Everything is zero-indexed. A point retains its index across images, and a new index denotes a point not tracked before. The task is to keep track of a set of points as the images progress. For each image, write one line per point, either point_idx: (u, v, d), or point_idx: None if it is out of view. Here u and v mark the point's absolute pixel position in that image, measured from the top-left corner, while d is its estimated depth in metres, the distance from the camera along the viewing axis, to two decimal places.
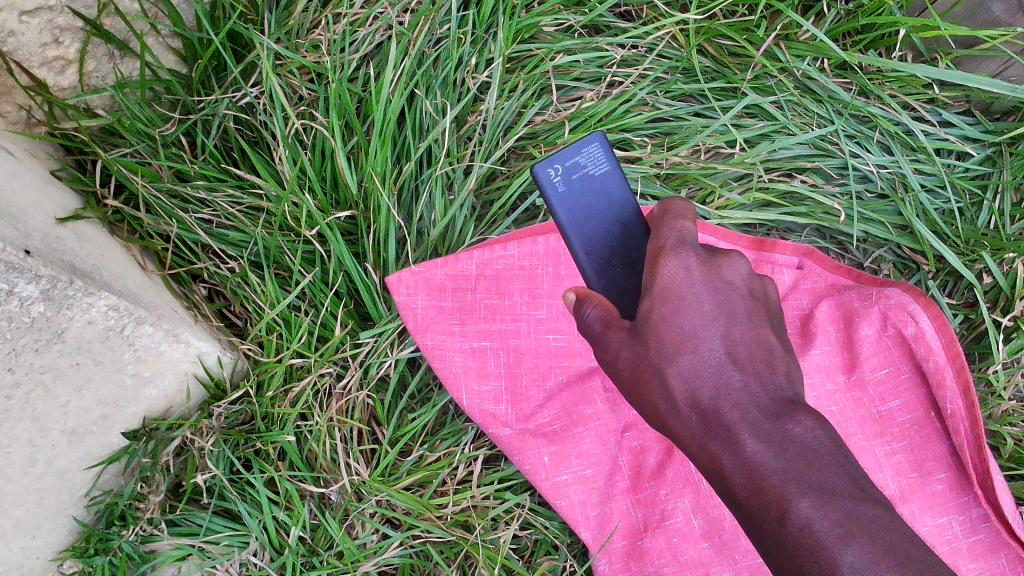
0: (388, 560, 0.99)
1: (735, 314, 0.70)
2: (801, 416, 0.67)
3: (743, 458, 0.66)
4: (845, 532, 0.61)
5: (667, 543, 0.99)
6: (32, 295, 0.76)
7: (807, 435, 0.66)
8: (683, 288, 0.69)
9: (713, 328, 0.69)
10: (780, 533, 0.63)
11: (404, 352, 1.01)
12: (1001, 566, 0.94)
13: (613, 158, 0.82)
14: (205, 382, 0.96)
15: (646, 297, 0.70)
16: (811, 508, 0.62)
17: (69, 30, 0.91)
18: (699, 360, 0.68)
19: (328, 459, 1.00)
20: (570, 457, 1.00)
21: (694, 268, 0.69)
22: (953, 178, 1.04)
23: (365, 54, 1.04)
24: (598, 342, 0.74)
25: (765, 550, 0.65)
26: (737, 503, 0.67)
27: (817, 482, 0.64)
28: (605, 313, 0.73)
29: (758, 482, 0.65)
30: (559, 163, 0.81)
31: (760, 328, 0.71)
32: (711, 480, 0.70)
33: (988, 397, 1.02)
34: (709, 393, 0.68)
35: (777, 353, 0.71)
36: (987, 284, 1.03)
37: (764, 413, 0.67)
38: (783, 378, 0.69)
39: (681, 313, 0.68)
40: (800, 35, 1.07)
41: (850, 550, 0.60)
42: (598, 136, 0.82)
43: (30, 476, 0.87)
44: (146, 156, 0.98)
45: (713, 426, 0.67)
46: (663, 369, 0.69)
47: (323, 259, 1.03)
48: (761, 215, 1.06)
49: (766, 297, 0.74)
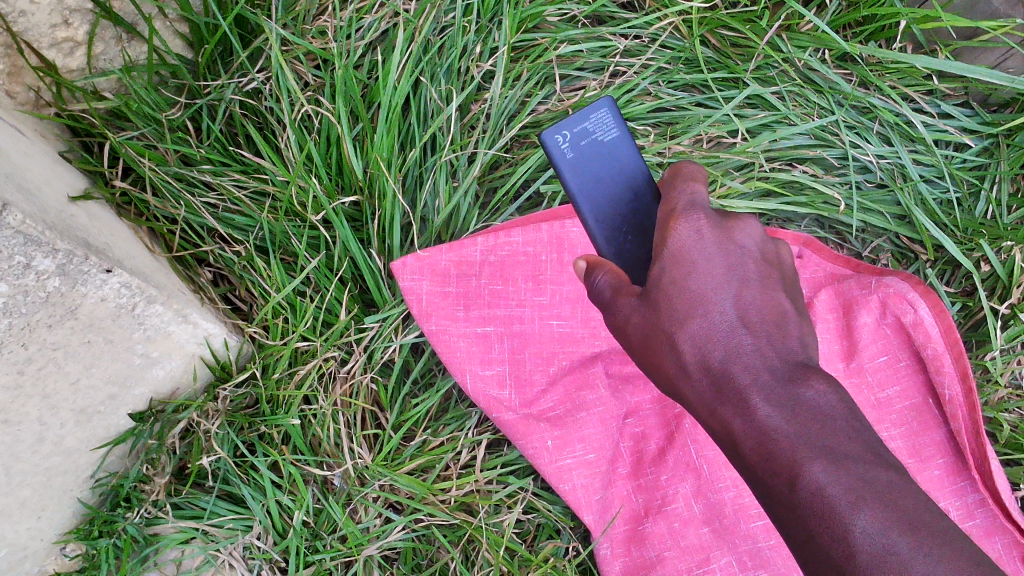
0: (392, 544, 1.00)
1: (746, 278, 0.72)
2: (814, 381, 0.68)
3: (755, 422, 0.68)
4: (858, 498, 0.62)
5: (668, 527, 1.00)
6: (49, 269, 0.76)
7: (821, 400, 0.67)
8: (695, 252, 0.70)
9: (724, 292, 0.71)
10: (793, 498, 0.64)
11: (408, 337, 1.02)
12: (998, 551, 0.95)
13: (622, 124, 0.83)
14: (211, 365, 0.98)
15: (657, 261, 0.71)
16: (823, 473, 0.63)
17: (79, 11, 0.91)
18: (709, 323, 0.70)
19: (332, 443, 1.01)
20: (574, 441, 1.00)
21: (705, 231, 0.71)
22: (951, 169, 1.06)
23: (371, 40, 1.05)
24: (609, 309, 0.76)
25: (776, 515, 0.67)
26: (749, 469, 0.69)
27: (830, 447, 0.65)
28: (615, 279, 0.75)
29: (768, 447, 0.67)
30: (567, 129, 0.81)
31: (771, 292, 0.72)
32: (721, 445, 0.72)
33: (986, 384, 1.04)
34: (721, 356, 0.69)
35: (789, 318, 0.72)
36: (985, 272, 1.05)
37: (775, 377, 0.69)
38: (795, 343, 0.71)
39: (692, 276, 0.70)
40: (802, 26, 1.08)
41: (862, 515, 0.61)
42: (606, 101, 0.83)
43: (39, 456, 0.87)
44: (153, 140, 0.99)
45: (724, 391, 0.69)
46: (674, 334, 0.70)
47: (328, 245, 1.03)
48: (762, 205, 1.07)
49: (780, 263, 0.76)
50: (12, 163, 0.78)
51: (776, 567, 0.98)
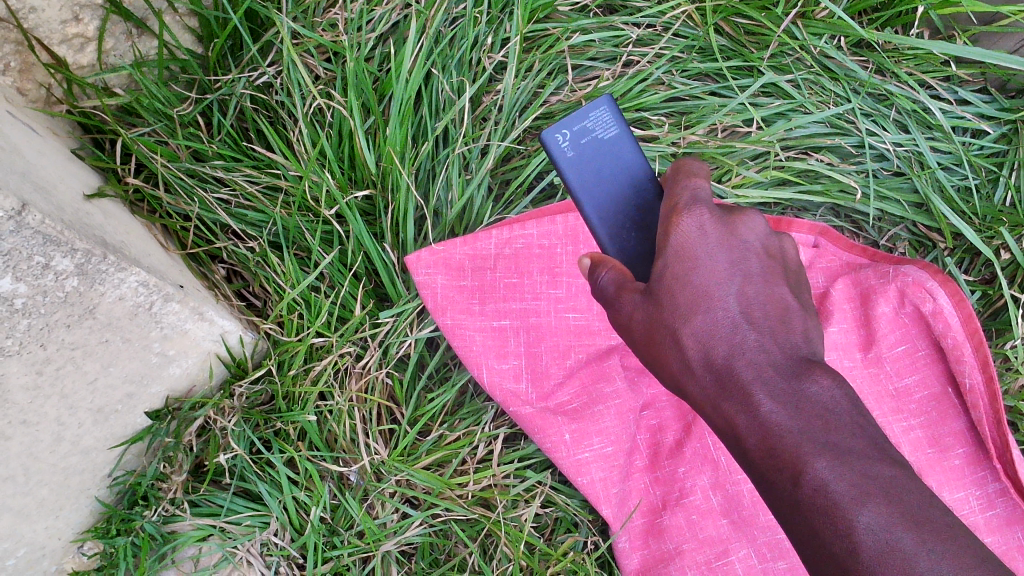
0: (410, 539, 1.00)
1: (750, 273, 0.71)
2: (818, 375, 0.68)
3: (758, 417, 0.67)
4: (861, 493, 0.61)
5: (686, 520, 1.00)
6: (67, 269, 0.76)
7: (824, 394, 0.67)
8: (697, 247, 0.70)
9: (727, 288, 0.70)
10: (795, 493, 0.64)
11: (423, 332, 1.01)
12: (1019, 540, 0.95)
13: (622, 122, 0.83)
14: (226, 362, 0.97)
15: (660, 257, 0.71)
16: (827, 468, 0.63)
17: (90, 7, 0.90)
18: (712, 319, 0.70)
19: (349, 439, 1.00)
20: (591, 435, 1.00)
21: (708, 226, 0.70)
22: (970, 155, 1.05)
23: (382, 33, 1.04)
24: (613, 306, 0.75)
25: (780, 511, 0.66)
26: (752, 463, 0.68)
27: (833, 442, 0.64)
28: (618, 276, 0.75)
29: (773, 442, 0.66)
30: (567, 128, 0.81)
31: (775, 287, 0.72)
32: (725, 440, 0.72)
33: (1005, 373, 1.04)
34: (723, 352, 0.69)
35: (794, 313, 0.72)
36: (1005, 260, 1.04)
37: (779, 371, 0.68)
38: (799, 337, 0.71)
39: (695, 272, 0.69)
40: (818, 13, 1.07)
41: (866, 511, 0.60)
42: (605, 99, 0.82)
43: (57, 455, 0.87)
44: (164, 136, 0.98)
45: (727, 386, 0.69)
46: (677, 330, 0.70)
47: (342, 240, 1.02)
48: (778, 195, 1.06)
49: (784, 257, 0.75)
50: (27, 161, 0.78)
51: (794, 559, 0.97)
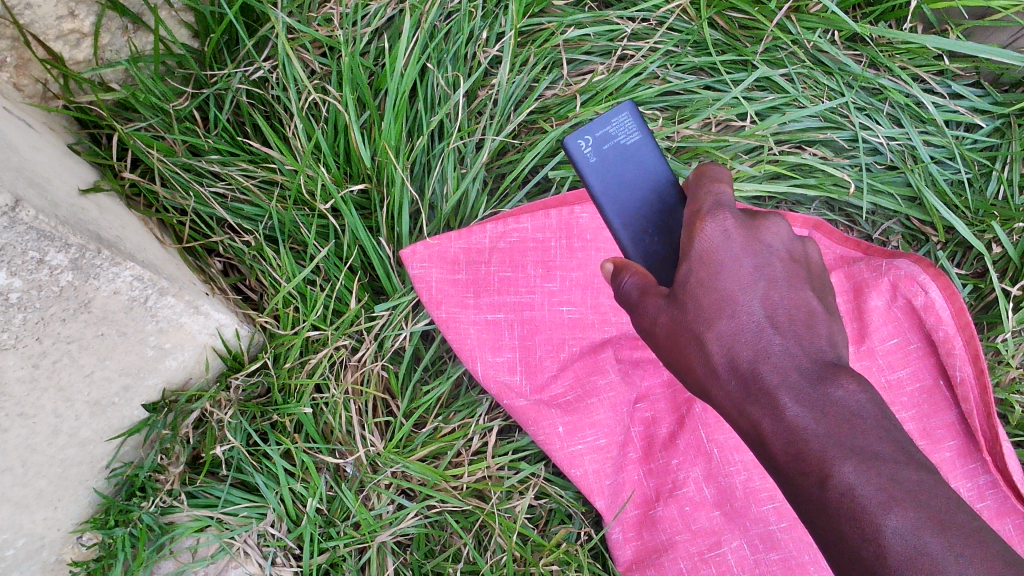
0: (405, 530, 1.01)
1: (775, 278, 0.71)
2: (843, 380, 0.68)
3: (785, 421, 0.68)
4: (888, 497, 0.62)
5: (679, 512, 1.00)
6: (61, 264, 0.77)
7: (852, 400, 0.67)
8: (722, 252, 0.70)
9: (752, 292, 0.71)
10: (823, 497, 0.65)
11: (419, 325, 1.02)
12: (1010, 532, 0.95)
13: (645, 128, 0.83)
14: (223, 355, 0.98)
15: (684, 262, 0.72)
16: (853, 473, 0.64)
17: (85, 3, 0.91)
18: (736, 323, 0.70)
19: (344, 431, 1.01)
20: (584, 428, 1.00)
21: (732, 232, 0.71)
22: (963, 149, 1.05)
23: (377, 27, 1.04)
24: (636, 310, 0.75)
25: (807, 514, 0.67)
26: (779, 468, 0.69)
27: (860, 447, 0.65)
28: (642, 280, 0.75)
29: (799, 447, 0.67)
30: (590, 133, 0.82)
31: (800, 291, 0.72)
32: (749, 442, 0.73)
33: (997, 365, 1.05)
34: (749, 356, 0.70)
35: (818, 317, 0.72)
36: (996, 254, 1.05)
37: (804, 376, 0.69)
38: (824, 342, 0.71)
39: (719, 276, 0.70)
40: (811, 7, 1.07)
41: (892, 515, 0.62)
42: (628, 105, 0.82)
43: (55, 447, 0.88)
44: (160, 131, 0.99)
45: (753, 391, 0.69)
46: (702, 335, 0.71)
47: (337, 233, 1.03)
48: (771, 188, 1.06)
49: (807, 261, 0.75)
50: (22, 158, 0.79)
51: (787, 550, 0.97)
